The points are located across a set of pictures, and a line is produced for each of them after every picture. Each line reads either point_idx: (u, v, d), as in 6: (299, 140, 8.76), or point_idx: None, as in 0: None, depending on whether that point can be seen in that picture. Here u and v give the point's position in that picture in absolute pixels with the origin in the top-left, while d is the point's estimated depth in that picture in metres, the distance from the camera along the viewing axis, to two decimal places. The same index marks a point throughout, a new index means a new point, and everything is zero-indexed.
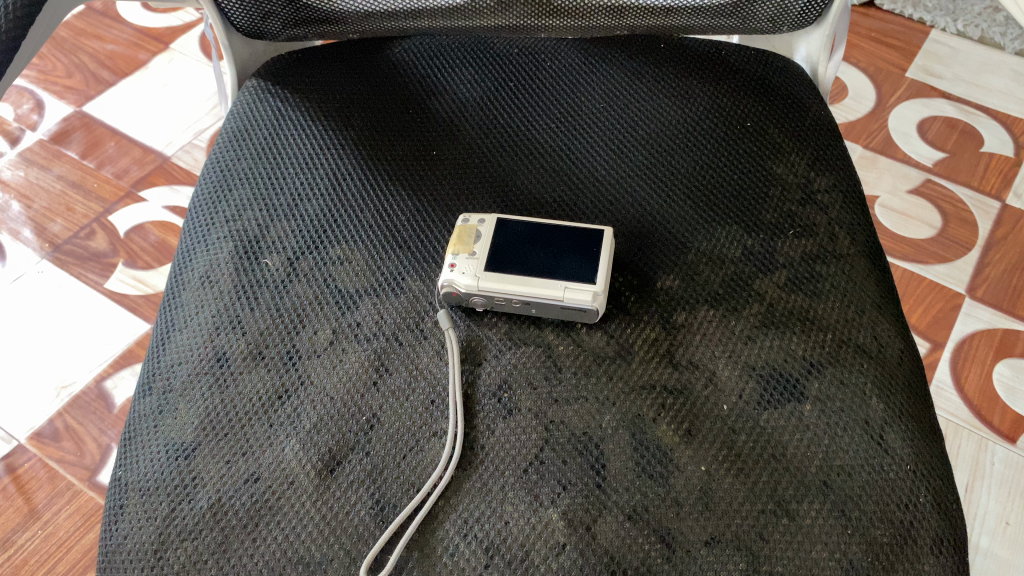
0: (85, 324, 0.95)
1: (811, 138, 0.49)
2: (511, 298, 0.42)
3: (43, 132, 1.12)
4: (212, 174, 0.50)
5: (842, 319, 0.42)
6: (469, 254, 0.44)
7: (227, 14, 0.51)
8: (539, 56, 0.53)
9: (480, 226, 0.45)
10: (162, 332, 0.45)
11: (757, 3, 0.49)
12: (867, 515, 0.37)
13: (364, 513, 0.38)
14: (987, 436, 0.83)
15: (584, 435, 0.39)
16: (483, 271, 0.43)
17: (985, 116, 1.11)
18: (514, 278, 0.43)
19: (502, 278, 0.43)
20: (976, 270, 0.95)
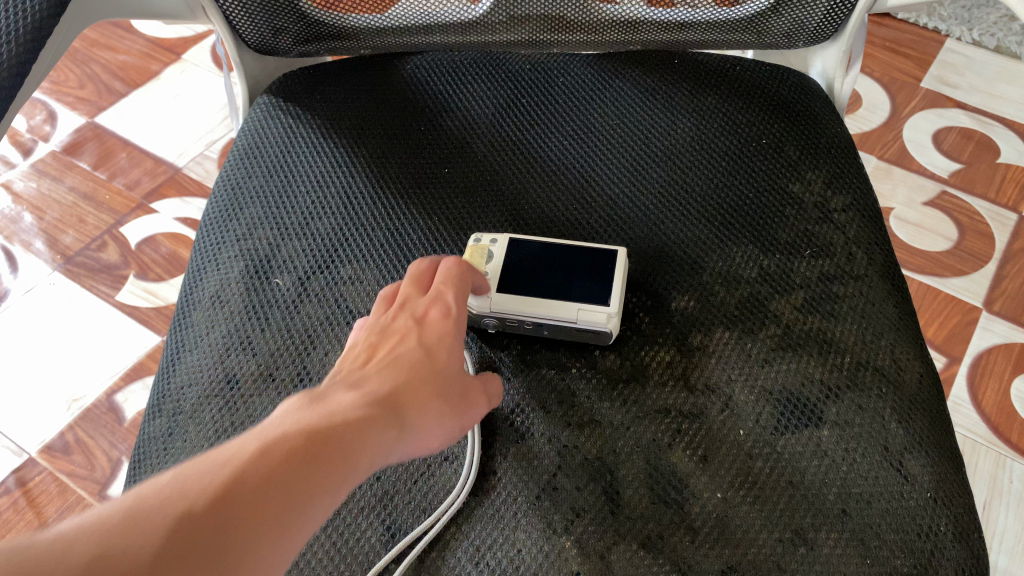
0: (96, 336, 0.95)
1: (828, 155, 0.48)
2: (524, 319, 0.42)
3: (56, 143, 1.12)
4: (223, 193, 0.49)
5: (860, 342, 0.42)
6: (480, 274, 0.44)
7: (238, 33, 0.51)
8: (552, 72, 0.52)
9: (491, 246, 0.45)
10: (173, 352, 0.45)
11: (773, 18, 0.49)
12: (887, 545, 0.36)
13: (375, 541, 0.37)
14: (1004, 453, 0.82)
15: (598, 461, 0.39)
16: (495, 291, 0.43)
17: (1001, 126, 1.10)
18: (526, 300, 0.43)
19: (514, 298, 0.43)
20: (994, 283, 0.94)
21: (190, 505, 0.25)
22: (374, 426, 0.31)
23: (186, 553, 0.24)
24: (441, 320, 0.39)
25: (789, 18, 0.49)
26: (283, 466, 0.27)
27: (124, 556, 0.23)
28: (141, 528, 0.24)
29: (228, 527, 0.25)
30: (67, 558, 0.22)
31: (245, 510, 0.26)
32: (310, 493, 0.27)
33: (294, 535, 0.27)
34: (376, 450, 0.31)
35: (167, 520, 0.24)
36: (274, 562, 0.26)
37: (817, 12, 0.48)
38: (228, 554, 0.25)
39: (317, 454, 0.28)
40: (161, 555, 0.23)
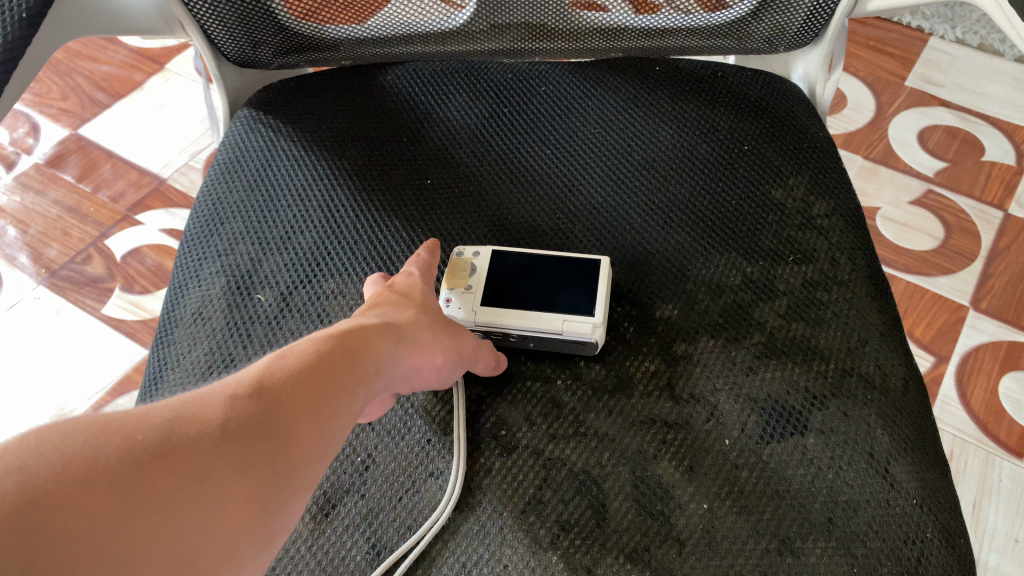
0: (83, 350, 0.94)
1: (810, 161, 0.48)
2: (509, 330, 0.43)
3: (39, 156, 1.12)
4: (204, 207, 0.49)
5: (844, 348, 0.42)
6: (465, 288, 0.45)
7: (217, 46, 0.51)
8: (533, 80, 0.52)
9: (474, 259, 0.45)
10: (154, 370, 0.44)
11: (754, 23, 0.49)
12: (874, 553, 0.36)
13: (360, 559, 0.37)
14: (994, 452, 0.82)
15: (584, 473, 0.39)
16: (481, 306, 0.44)
17: (985, 124, 1.10)
18: (511, 312, 0.44)
19: (500, 311, 0.44)
20: (981, 281, 0.94)
21: (238, 387, 0.30)
22: (376, 335, 0.36)
23: (243, 423, 0.29)
24: (406, 280, 0.42)
25: (770, 22, 0.49)
26: (305, 363, 0.32)
27: (197, 422, 0.28)
28: (204, 405, 0.28)
29: (272, 408, 0.30)
30: (150, 424, 0.27)
31: (281, 393, 0.30)
32: (333, 381, 0.32)
33: (327, 415, 0.31)
34: (380, 357, 0.36)
35: (222, 399, 0.29)
36: (314, 439, 0.31)
37: (798, 17, 0.48)
38: (275, 427, 0.29)
39: (332, 356, 0.33)
40: (226, 423, 0.28)
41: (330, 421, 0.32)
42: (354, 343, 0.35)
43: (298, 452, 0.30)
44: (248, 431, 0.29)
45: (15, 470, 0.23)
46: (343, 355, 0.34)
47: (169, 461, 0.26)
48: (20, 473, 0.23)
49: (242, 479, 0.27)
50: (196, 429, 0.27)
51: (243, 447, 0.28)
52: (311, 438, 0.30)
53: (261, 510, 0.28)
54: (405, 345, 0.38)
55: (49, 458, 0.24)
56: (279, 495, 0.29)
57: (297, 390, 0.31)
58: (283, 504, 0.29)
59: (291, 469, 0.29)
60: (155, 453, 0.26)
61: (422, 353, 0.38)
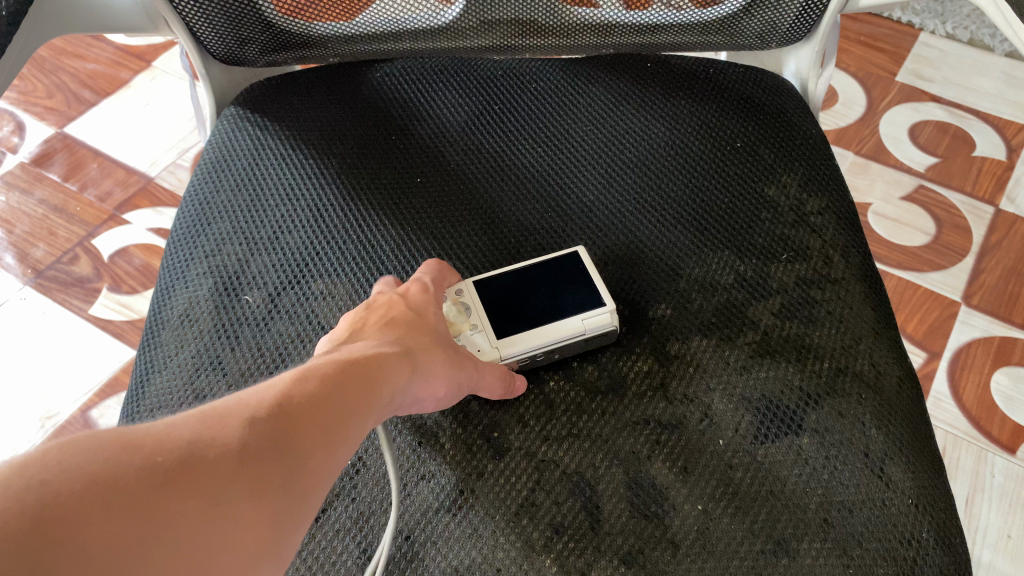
0: (71, 351, 0.94)
1: (802, 157, 0.48)
2: (535, 353, 0.42)
3: (24, 154, 1.11)
4: (191, 207, 0.48)
5: (838, 347, 0.41)
6: (471, 326, 0.43)
7: (203, 44, 0.50)
8: (523, 77, 0.52)
9: (462, 296, 0.43)
10: (140, 373, 0.44)
11: (745, 19, 0.49)
12: (870, 554, 0.36)
13: (350, 563, 0.37)
14: (986, 448, 0.82)
15: (577, 474, 0.38)
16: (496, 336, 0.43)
17: (976, 119, 1.10)
18: (526, 333, 0.42)
19: (516, 336, 0.42)
20: (972, 277, 0.94)
21: (254, 408, 0.29)
22: (392, 363, 0.36)
23: (258, 446, 0.28)
24: (420, 294, 0.41)
25: (762, 18, 0.48)
26: (323, 385, 0.31)
27: (212, 443, 0.27)
28: (221, 425, 0.28)
29: (291, 431, 0.29)
30: (169, 444, 0.26)
31: (297, 416, 0.30)
32: (349, 405, 0.32)
33: (341, 440, 0.31)
34: (394, 384, 0.35)
35: (240, 420, 0.28)
36: (326, 463, 0.30)
37: (790, 12, 0.47)
38: (290, 451, 0.29)
39: (348, 379, 0.33)
40: (242, 446, 0.27)
41: (344, 445, 0.31)
42: (370, 368, 0.34)
43: (311, 477, 0.29)
44: (263, 454, 0.28)
45: (30, 486, 0.22)
46: (359, 379, 0.33)
47: (183, 482, 0.25)
48: (38, 488, 0.22)
49: (256, 505, 0.27)
50: (211, 451, 0.27)
51: (258, 471, 0.27)
52: (324, 463, 0.30)
53: (276, 536, 0.27)
54: (417, 372, 0.37)
55: (67, 475, 0.23)
56: (292, 521, 0.28)
57: (313, 413, 0.30)
58: (295, 531, 0.28)
59: (305, 493, 0.29)
60: (169, 474, 0.25)
61: (428, 380, 0.37)
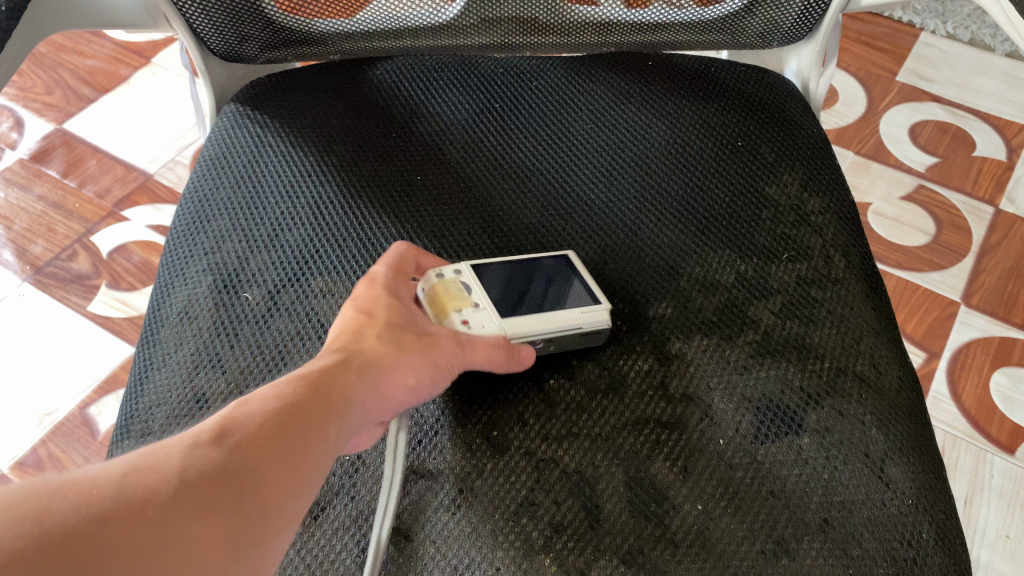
0: (69, 348, 0.93)
1: (803, 157, 0.48)
2: (535, 338, 0.41)
3: (23, 150, 1.10)
4: (190, 205, 0.48)
5: (839, 347, 0.41)
6: (474, 305, 0.42)
7: (202, 41, 0.50)
8: (523, 75, 0.51)
9: (459, 277, 0.43)
10: (139, 371, 0.44)
11: (747, 18, 0.48)
12: (870, 554, 0.36)
13: (350, 562, 0.36)
14: (985, 448, 0.82)
15: (577, 474, 0.38)
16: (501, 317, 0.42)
17: (976, 119, 1.10)
18: (530, 319, 0.42)
19: (520, 320, 0.42)
20: (972, 277, 0.94)
21: (198, 436, 0.30)
22: (349, 377, 0.36)
23: (204, 471, 0.28)
24: (367, 290, 0.41)
25: (764, 17, 0.48)
26: (269, 408, 0.32)
27: (154, 473, 0.27)
28: (163, 456, 0.28)
29: (237, 455, 0.30)
30: (107, 479, 0.26)
31: (243, 441, 0.30)
32: (299, 423, 0.32)
33: (295, 457, 0.31)
34: (351, 396, 0.35)
35: (182, 450, 0.29)
36: (282, 481, 0.30)
37: (791, 11, 0.47)
38: (239, 472, 0.29)
39: (296, 399, 0.33)
40: (184, 473, 0.28)
41: (300, 461, 0.31)
42: (322, 383, 0.35)
43: (267, 496, 0.29)
44: (209, 479, 0.28)
45: None
46: (310, 396, 0.34)
47: (127, 511, 0.26)
48: None
49: (208, 527, 0.27)
50: (153, 480, 0.27)
51: (207, 495, 0.28)
52: (280, 481, 0.30)
53: (234, 554, 0.27)
54: (379, 374, 0.37)
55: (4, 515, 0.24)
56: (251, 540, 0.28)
57: (260, 435, 0.31)
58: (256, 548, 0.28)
59: (262, 511, 0.29)
60: (111, 505, 0.26)
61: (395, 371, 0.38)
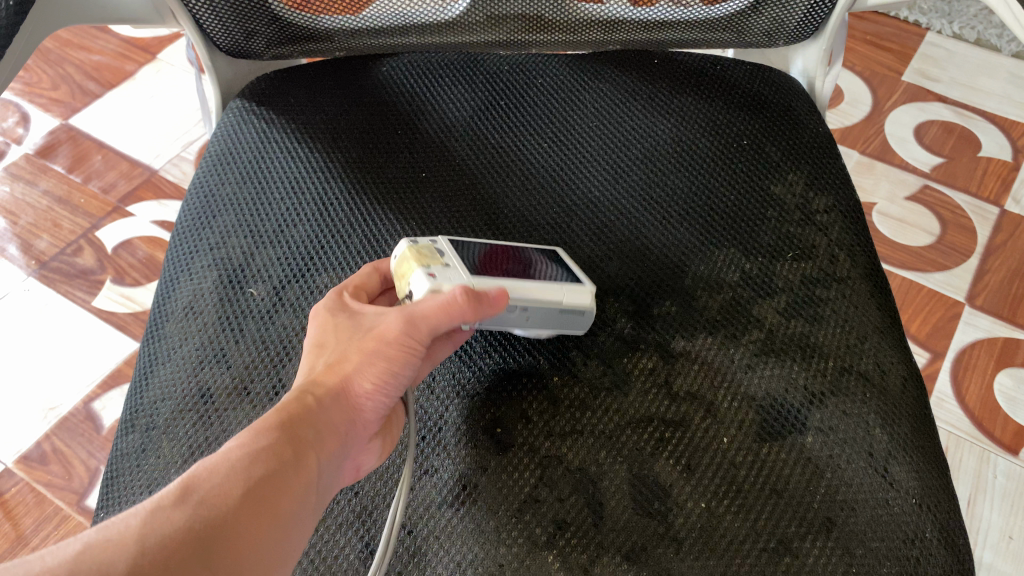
0: (74, 343, 0.94)
1: (809, 156, 0.48)
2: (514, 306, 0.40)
3: (29, 145, 1.11)
4: (196, 201, 0.48)
5: (843, 347, 0.41)
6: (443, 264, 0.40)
7: (209, 36, 0.50)
8: (529, 73, 0.52)
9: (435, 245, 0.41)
10: (145, 365, 0.44)
11: (753, 17, 0.48)
12: (873, 553, 0.36)
13: (353, 557, 0.37)
14: (989, 448, 0.82)
15: (580, 471, 0.38)
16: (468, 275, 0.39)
17: (982, 119, 1.10)
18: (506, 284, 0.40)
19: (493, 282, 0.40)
20: (976, 277, 0.94)
21: (161, 500, 0.30)
22: (320, 414, 0.36)
23: (164, 539, 0.29)
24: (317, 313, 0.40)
25: (770, 16, 0.48)
26: (233, 464, 0.33)
27: (111, 547, 0.28)
28: (124, 526, 0.29)
29: (200, 516, 0.30)
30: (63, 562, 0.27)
31: (206, 501, 0.31)
32: (263, 476, 0.33)
33: (261, 513, 0.32)
34: (322, 433, 0.36)
35: (141, 516, 0.30)
36: (251, 532, 0.31)
37: (798, 10, 0.47)
38: (203, 535, 0.30)
39: (263, 451, 0.34)
40: (142, 543, 0.29)
41: (267, 518, 0.32)
42: (290, 428, 0.35)
43: (233, 557, 0.30)
44: (171, 547, 0.29)
45: None
46: (276, 447, 0.34)
47: None
48: None
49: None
50: (110, 555, 0.28)
51: (168, 565, 0.28)
52: (247, 540, 0.31)
53: None
54: (341, 396, 0.37)
55: None
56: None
57: (225, 495, 0.31)
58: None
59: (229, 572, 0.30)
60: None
61: (353, 375, 0.38)
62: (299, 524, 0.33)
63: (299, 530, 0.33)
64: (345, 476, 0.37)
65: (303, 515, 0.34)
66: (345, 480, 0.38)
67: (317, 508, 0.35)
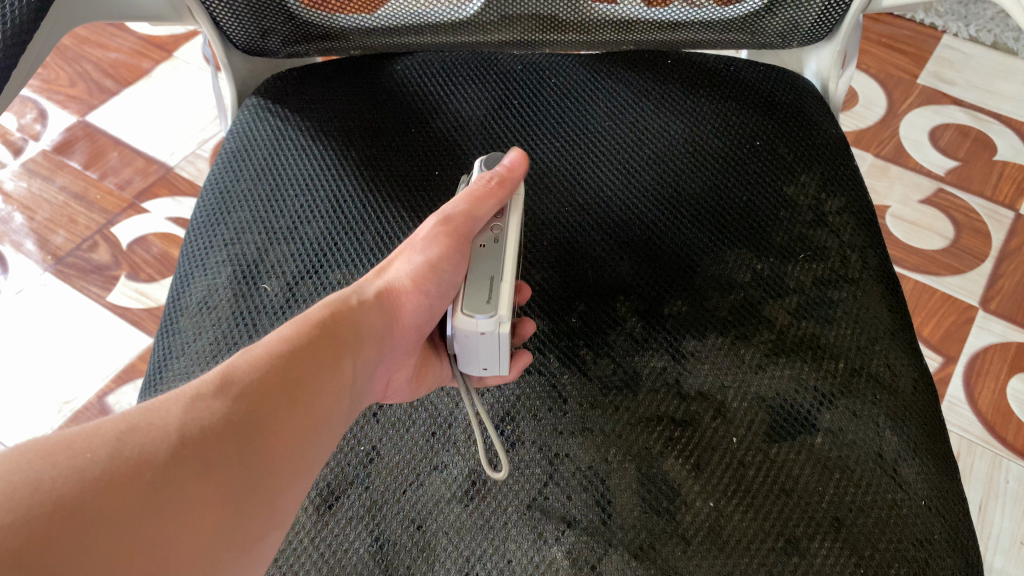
0: (89, 337, 0.94)
1: (822, 157, 0.48)
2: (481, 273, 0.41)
3: (46, 142, 1.12)
4: (211, 196, 0.49)
5: (854, 348, 0.41)
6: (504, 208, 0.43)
7: (225, 34, 0.50)
8: (543, 73, 0.52)
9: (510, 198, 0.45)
10: (159, 359, 0.44)
11: (767, 18, 0.48)
12: (882, 554, 0.36)
13: (362, 551, 0.37)
14: (1000, 453, 0.82)
15: (589, 469, 0.38)
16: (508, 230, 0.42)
17: (997, 123, 1.09)
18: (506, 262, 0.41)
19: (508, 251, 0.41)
20: (991, 281, 0.94)
21: (200, 390, 0.32)
22: (357, 318, 0.39)
23: (204, 429, 0.30)
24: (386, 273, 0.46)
25: (783, 17, 0.48)
26: (271, 360, 0.34)
27: (153, 431, 0.29)
28: (163, 414, 0.30)
29: (236, 409, 0.31)
30: (102, 440, 0.28)
31: (244, 393, 0.32)
32: (300, 376, 0.34)
33: (298, 411, 0.33)
34: (357, 340, 0.38)
35: (182, 405, 0.31)
36: (288, 433, 0.33)
37: (812, 12, 0.47)
38: (243, 425, 0.31)
39: (299, 349, 0.35)
40: (184, 432, 0.30)
41: (303, 417, 0.33)
42: (322, 330, 0.37)
43: (267, 454, 0.32)
44: (213, 437, 0.30)
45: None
46: (311, 346, 0.36)
47: (123, 473, 0.27)
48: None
49: (212, 485, 0.29)
50: (151, 440, 0.29)
51: (210, 454, 0.30)
52: (285, 437, 0.32)
53: (235, 511, 0.30)
54: (382, 298, 0.40)
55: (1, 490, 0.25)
56: (258, 494, 0.31)
57: (263, 389, 0.33)
58: (263, 502, 0.31)
59: (266, 465, 0.31)
60: (110, 471, 0.27)
61: (394, 273, 0.41)
62: (331, 426, 0.35)
63: (330, 437, 0.35)
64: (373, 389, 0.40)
65: (336, 418, 0.35)
66: (373, 394, 0.40)
67: (348, 413, 0.37)
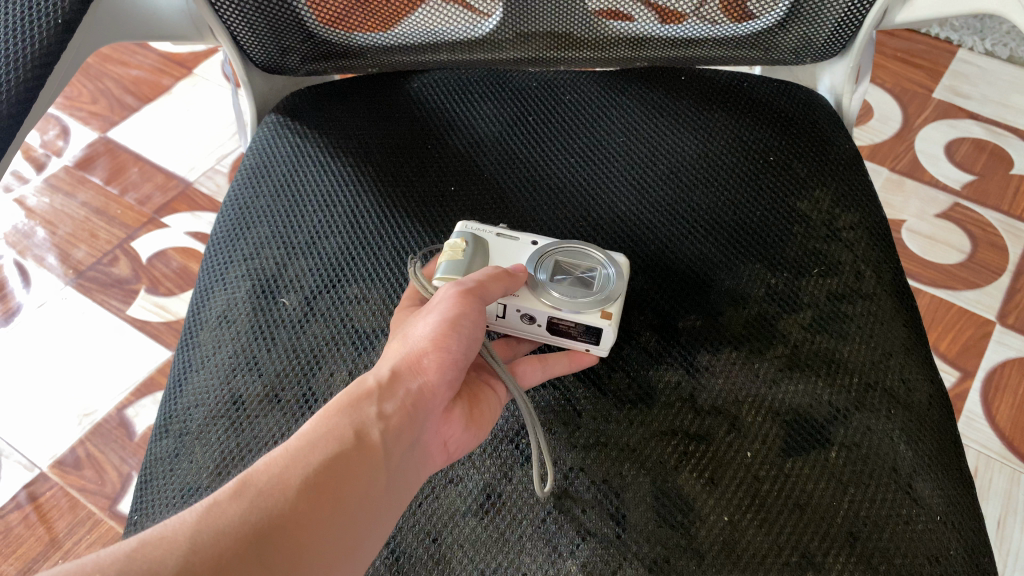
0: (109, 350, 0.96)
1: (835, 172, 0.48)
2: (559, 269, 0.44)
3: (68, 158, 1.13)
4: (231, 212, 0.49)
5: (868, 362, 0.41)
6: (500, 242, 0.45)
7: (245, 51, 0.51)
8: (559, 90, 0.52)
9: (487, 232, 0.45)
10: (180, 373, 0.45)
11: (781, 34, 0.49)
12: (896, 569, 0.36)
13: (379, 563, 0.37)
14: (1020, 469, 0.81)
15: (605, 482, 0.39)
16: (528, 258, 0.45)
17: (1013, 137, 1.09)
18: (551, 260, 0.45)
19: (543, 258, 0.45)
20: (1008, 296, 0.93)
21: (218, 495, 0.30)
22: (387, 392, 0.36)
23: (219, 532, 0.29)
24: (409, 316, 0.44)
25: (797, 33, 0.48)
26: (294, 454, 0.32)
27: (165, 541, 0.28)
28: (176, 524, 0.29)
29: (255, 509, 0.30)
30: (110, 558, 0.27)
31: (263, 491, 0.31)
32: (322, 464, 0.33)
33: (325, 500, 0.32)
34: (389, 419, 0.36)
35: (196, 512, 0.29)
36: (315, 524, 0.31)
37: (825, 28, 0.47)
38: (262, 525, 0.30)
39: (321, 439, 0.34)
40: (196, 538, 0.28)
41: (330, 505, 0.32)
42: (346, 412, 0.35)
43: (296, 551, 0.30)
44: (230, 541, 0.29)
45: None
46: (335, 435, 0.34)
47: None
48: None
49: None
50: (161, 552, 0.28)
51: (228, 559, 0.28)
52: (312, 532, 0.31)
53: None
54: (403, 368, 0.37)
55: None
56: None
57: (283, 484, 0.31)
58: None
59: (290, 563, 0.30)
60: None
61: (411, 339, 0.39)
62: (365, 511, 0.33)
63: (367, 519, 0.33)
64: (426, 459, 0.37)
65: (370, 503, 0.33)
66: (425, 463, 0.37)
67: (388, 497, 0.34)
